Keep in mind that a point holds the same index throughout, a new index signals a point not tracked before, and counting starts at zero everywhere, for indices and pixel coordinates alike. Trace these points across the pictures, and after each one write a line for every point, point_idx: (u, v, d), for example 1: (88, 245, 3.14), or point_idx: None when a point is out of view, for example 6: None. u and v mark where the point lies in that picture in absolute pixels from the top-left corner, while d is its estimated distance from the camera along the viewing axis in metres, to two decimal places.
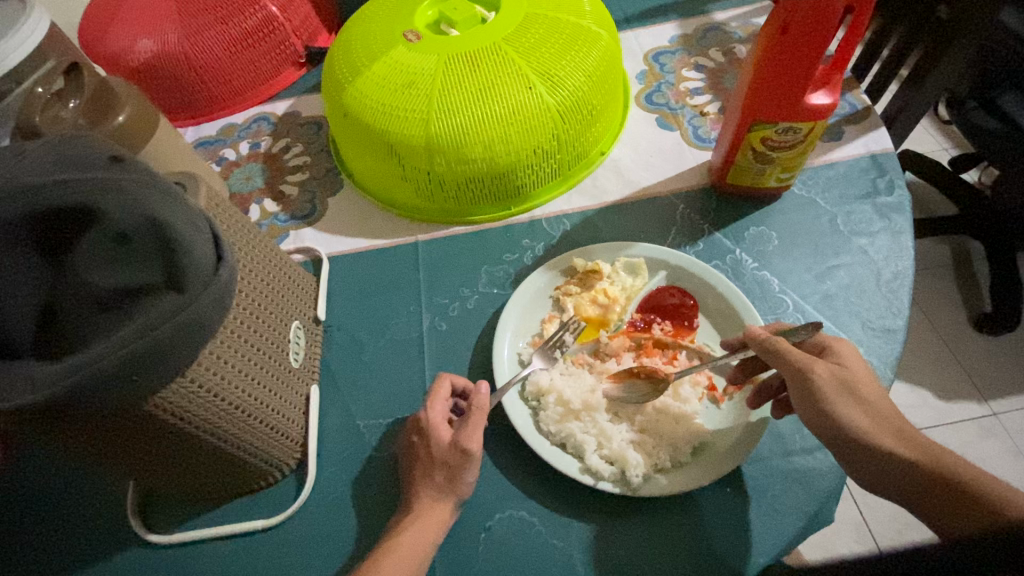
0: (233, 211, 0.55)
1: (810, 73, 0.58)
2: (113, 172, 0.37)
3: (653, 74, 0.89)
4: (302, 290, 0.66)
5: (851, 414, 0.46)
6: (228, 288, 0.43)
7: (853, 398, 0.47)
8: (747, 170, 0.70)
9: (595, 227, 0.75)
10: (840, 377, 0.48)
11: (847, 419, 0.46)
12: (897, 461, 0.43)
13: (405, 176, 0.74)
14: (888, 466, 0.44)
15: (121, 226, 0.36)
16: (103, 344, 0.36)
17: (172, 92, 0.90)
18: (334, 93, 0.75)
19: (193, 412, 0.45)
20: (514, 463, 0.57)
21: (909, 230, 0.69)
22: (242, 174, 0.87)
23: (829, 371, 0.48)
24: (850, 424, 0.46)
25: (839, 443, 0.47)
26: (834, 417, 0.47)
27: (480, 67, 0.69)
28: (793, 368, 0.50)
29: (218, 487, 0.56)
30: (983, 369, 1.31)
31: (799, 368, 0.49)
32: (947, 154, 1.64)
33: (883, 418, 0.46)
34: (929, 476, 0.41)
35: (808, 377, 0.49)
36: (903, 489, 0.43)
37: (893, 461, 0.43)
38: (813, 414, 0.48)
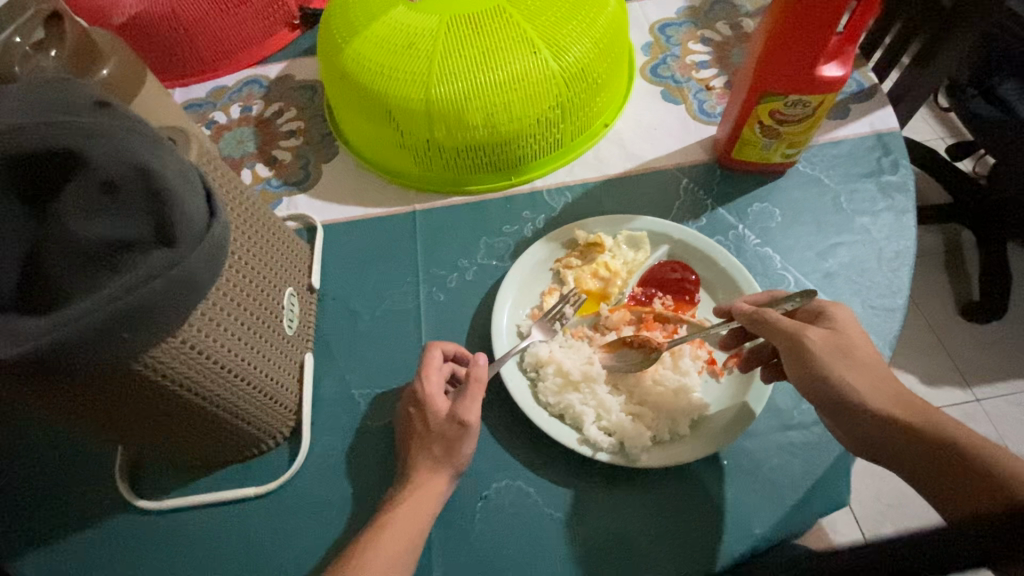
0: (226, 170, 0.52)
1: (822, 44, 0.56)
2: (101, 118, 0.35)
3: (659, 46, 0.87)
4: (296, 256, 0.64)
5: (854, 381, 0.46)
6: (221, 246, 0.41)
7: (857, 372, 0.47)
8: (753, 143, 0.69)
9: (597, 200, 0.73)
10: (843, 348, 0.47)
11: (847, 385, 0.46)
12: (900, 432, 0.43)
13: (403, 142, 0.72)
14: (888, 436, 0.44)
15: (108, 174, 0.34)
16: (90, 298, 0.34)
17: (160, 51, 0.86)
18: (331, 54, 0.72)
19: (184, 373, 0.43)
20: (512, 434, 0.56)
21: (912, 209, 0.69)
22: (233, 138, 0.84)
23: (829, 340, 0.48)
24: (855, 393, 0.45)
25: (837, 409, 0.46)
26: (835, 387, 0.46)
27: (483, 29, 0.67)
28: (789, 338, 0.49)
29: (209, 453, 0.55)
30: (968, 355, 1.33)
31: (797, 339, 0.49)
32: (943, 143, 1.64)
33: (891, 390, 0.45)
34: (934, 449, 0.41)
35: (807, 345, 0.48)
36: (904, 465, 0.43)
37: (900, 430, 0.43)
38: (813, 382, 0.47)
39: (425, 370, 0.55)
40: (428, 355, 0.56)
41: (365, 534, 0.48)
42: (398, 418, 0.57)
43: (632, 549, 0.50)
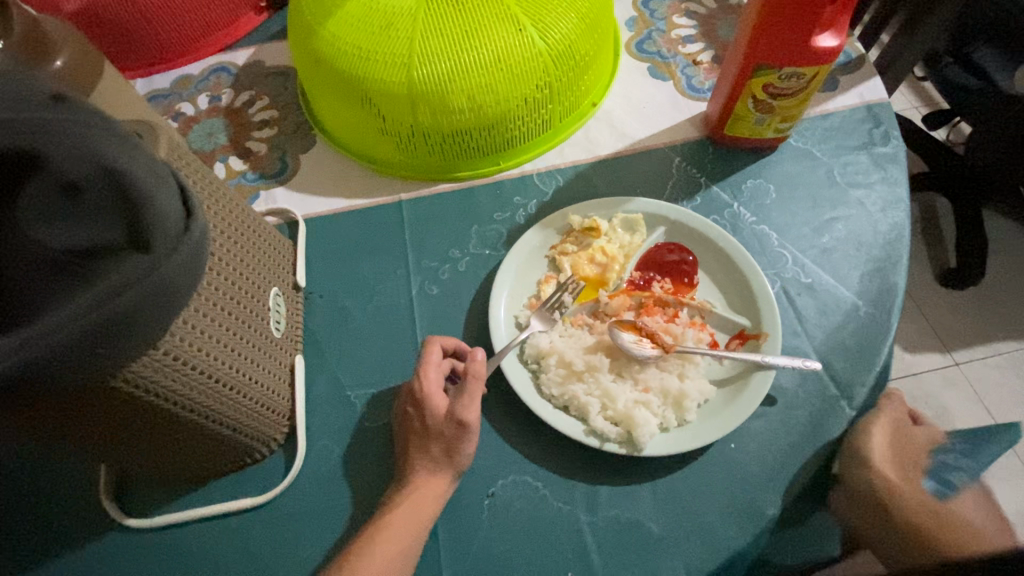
0: (199, 166, 0.49)
1: (818, 14, 0.55)
2: (57, 112, 0.32)
3: (643, 20, 0.85)
4: (279, 254, 0.61)
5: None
6: (201, 249, 0.38)
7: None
8: (746, 119, 0.67)
9: (589, 183, 0.71)
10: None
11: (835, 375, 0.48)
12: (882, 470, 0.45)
13: (385, 129, 0.68)
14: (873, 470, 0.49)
15: (71, 175, 0.31)
16: (58, 313, 0.31)
17: (117, 39, 0.81)
18: (303, 38, 0.68)
19: (168, 386, 0.41)
20: (515, 428, 0.55)
21: (905, 179, 0.68)
22: (203, 130, 0.79)
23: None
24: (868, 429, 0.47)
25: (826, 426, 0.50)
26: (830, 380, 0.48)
27: (465, 5, 0.63)
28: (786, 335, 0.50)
29: (199, 465, 0.52)
30: (948, 321, 1.36)
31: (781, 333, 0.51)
32: (918, 112, 1.65)
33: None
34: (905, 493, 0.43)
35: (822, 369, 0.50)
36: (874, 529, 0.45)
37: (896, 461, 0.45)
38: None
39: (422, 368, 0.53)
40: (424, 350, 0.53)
41: (366, 538, 0.47)
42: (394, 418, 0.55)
43: (641, 538, 0.49)
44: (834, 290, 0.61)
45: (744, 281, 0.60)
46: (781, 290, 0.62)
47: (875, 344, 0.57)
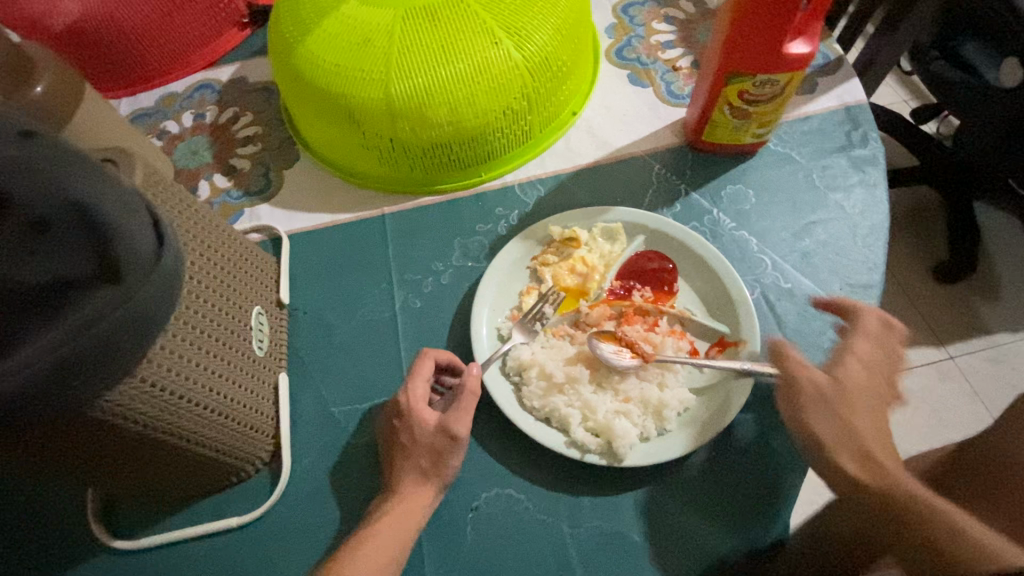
0: (177, 190, 0.50)
1: (789, 22, 0.55)
2: (24, 150, 0.32)
3: (623, 27, 0.85)
4: (261, 273, 0.61)
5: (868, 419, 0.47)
6: (174, 275, 0.39)
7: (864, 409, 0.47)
8: (724, 126, 0.68)
9: (570, 192, 0.72)
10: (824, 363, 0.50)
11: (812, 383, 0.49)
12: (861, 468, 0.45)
13: (366, 144, 0.69)
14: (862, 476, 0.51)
15: (40, 211, 0.31)
16: (32, 347, 0.32)
17: (100, 59, 0.81)
18: (282, 56, 0.69)
19: (148, 412, 0.41)
20: (498, 441, 0.55)
21: (883, 182, 0.69)
22: (187, 148, 0.80)
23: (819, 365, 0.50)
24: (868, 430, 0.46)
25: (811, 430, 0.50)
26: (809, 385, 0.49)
27: (441, 21, 0.64)
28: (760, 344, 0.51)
29: (186, 485, 0.53)
30: (941, 315, 1.37)
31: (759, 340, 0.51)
32: (908, 106, 1.65)
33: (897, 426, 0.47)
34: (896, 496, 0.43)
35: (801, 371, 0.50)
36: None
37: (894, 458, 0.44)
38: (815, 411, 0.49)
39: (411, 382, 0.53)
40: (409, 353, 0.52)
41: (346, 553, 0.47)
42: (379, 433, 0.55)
43: (624, 547, 0.50)
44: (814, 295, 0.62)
45: (724, 288, 0.60)
46: (761, 296, 0.62)
47: None
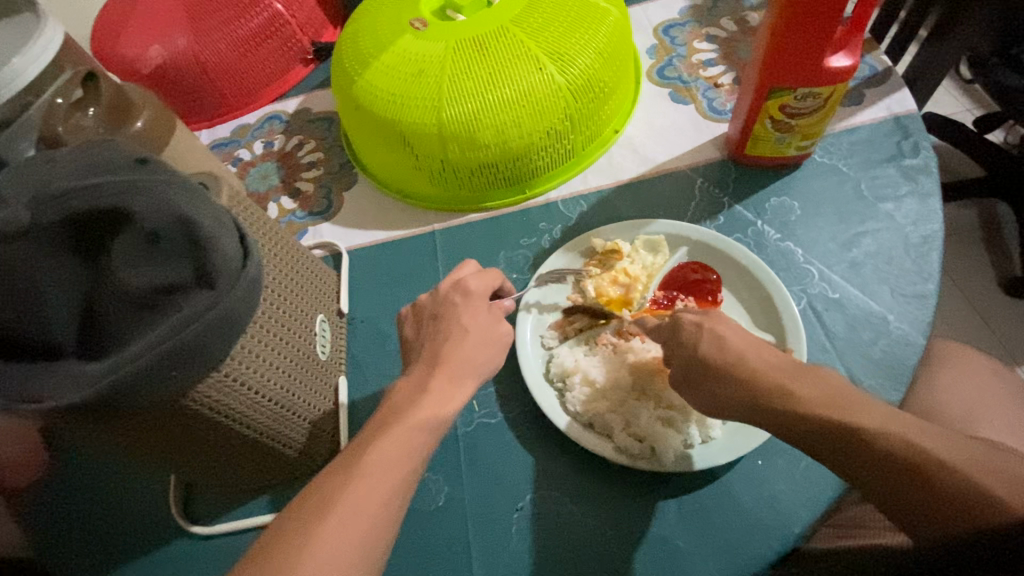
0: (254, 208, 0.55)
1: (828, 37, 0.56)
2: (142, 174, 0.38)
3: (664, 47, 0.87)
4: (324, 284, 0.66)
5: (794, 391, 0.43)
6: (257, 283, 0.43)
7: (786, 386, 0.44)
8: (765, 139, 0.68)
9: (613, 207, 0.74)
10: (725, 343, 0.48)
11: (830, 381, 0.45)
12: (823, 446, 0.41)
13: (419, 166, 0.74)
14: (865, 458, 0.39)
15: (153, 226, 0.37)
16: (142, 341, 0.37)
17: (186, 96, 0.91)
18: (345, 87, 0.75)
19: (228, 404, 0.46)
20: (542, 445, 0.58)
21: (937, 191, 0.67)
22: (258, 173, 0.88)
23: (720, 347, 0.48)
24: (801, 402, 0.42)
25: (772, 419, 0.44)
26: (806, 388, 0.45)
27: (489, 50, 0.69)
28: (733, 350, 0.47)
29: (255, 477, 0.58)
30: (1014, 333, 1.28)
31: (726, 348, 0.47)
32: (970, 116, 1.58)
33: (825, 385, 0.43)
34: (884, 471, 0.38)
35: (724, 359, 0.46)
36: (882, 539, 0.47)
37: (841, 431, 0.40)
38: (739, 397, 0.45)
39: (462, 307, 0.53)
40: (457, 315, 0.53)
41: None
42: (407, 328, 0.56)
43: (668, 552, 0.51)
44: (864, 305, 0.61)
45: (767, 296, 0.60)
46: (808, 306, 0.62)
47: (906, 361, 0.57)
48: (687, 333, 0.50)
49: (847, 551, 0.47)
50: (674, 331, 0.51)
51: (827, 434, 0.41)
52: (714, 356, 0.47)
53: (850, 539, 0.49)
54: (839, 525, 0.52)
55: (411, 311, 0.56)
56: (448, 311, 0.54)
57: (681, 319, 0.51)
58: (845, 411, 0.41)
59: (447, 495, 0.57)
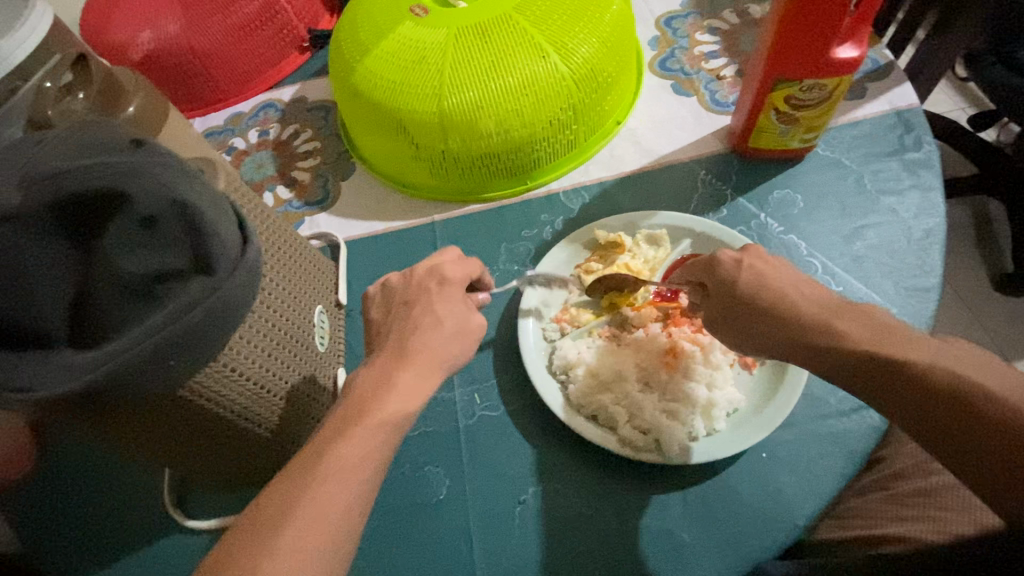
0: (252, 195, 0.54)
1: (836, 27, 0.56)
2: (136, 156, 0.36)
3: (666, 39, 0.87)
4: (322, 273, 0.65)
5: (841, 324, 0.43)
6: (256, 270, 0.42)
7: (832, 322, 0.44)
8: (769, 132, 0.68)
9: (615, 199, 0.73)
10: (765, 280, 0.48)
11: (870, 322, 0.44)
12: (873, 383, 0.40)
13: (418, 155, 0.73)
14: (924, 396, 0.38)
15: (148, 210, 0.35)
16: (136, 329, 0.36)
17: (179, 82, 0.89)
18: (343, 75, 0.73)
19: (224, 395, 0.45)
20: (543, 438, 0.57)
21: (939, 185, 0.67)
22: (253, 162, 0.86)
23: (759, 282, 0.48)
24: (848, 338, 0.42)
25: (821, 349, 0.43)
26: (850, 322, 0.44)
27: (491, 38, 0.68)
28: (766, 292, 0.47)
29: (251, 471, 0.56)
30: (1003, 329, 1.30)
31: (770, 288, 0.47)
32: (964, 114, 1.59)
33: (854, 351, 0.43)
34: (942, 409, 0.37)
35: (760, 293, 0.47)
36: (885, 528, 0.49)
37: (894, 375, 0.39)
38: (781, 336, 0.46)
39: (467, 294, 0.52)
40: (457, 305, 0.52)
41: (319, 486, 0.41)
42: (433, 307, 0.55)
43: (673, 545, 0.51)
44: (867, 299, 0.61)
45: None
46: None
47: None
48: (725, 270, 0.49)
49: (851, 545, 0.49)
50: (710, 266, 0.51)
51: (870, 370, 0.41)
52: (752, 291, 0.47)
53: (854, 530, 0.51)
54: (841, 516, 0.53)
55: (440, 287, 0.55)
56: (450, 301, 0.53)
57: (718, 257, 0.51)
58: (897, 347, 0.40)
59: (448, 488, 0.56)
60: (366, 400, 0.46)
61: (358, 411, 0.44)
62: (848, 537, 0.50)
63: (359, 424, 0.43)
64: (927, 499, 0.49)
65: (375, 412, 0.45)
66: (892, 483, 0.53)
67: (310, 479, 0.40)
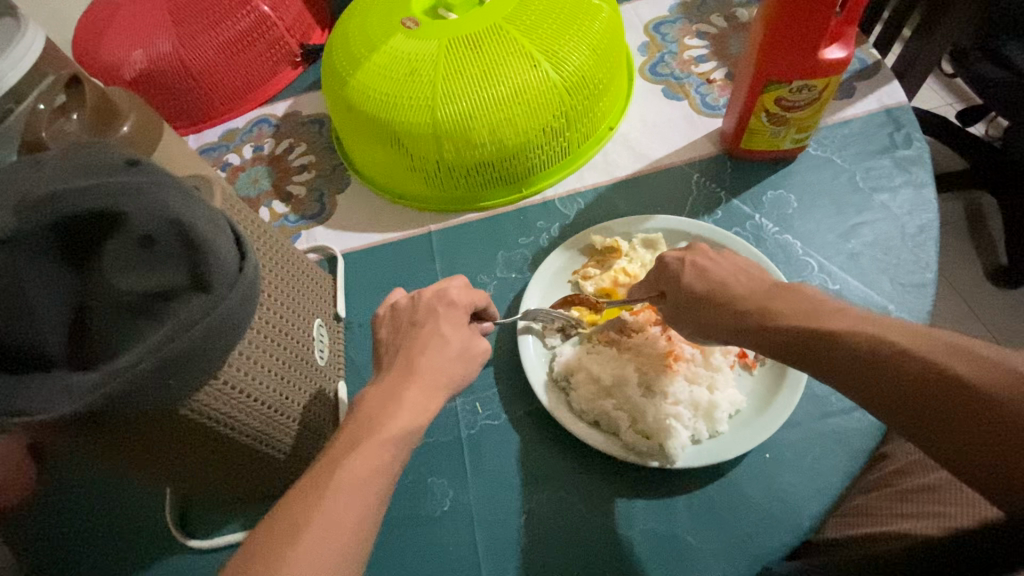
0: (248, 210, 0.54)
1: (823, 28, 0.56)
2: (133, 176, 0.36)
3: (656, 45, 0.87)
4: (320, 287, 0.65)
5: (774, 308, 0.46)
6: (255, 287, 0.41)
7: (766, 305, 0.46)
8: (761, 133, 0.69)
9: (611, 204, 0.74)
10: (706, 274, 0.51)
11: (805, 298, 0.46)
12: (826, 363, 0.42)
13: (413, 166, 0.73)
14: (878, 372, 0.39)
15: (146, 230, 0.35)
16: (135, 349, 0.35)
17: (173, 101, 0.90)
18: (336, 88, 0.74)
19: (225, 412, 0.45)
20: (546, 445, 0.57)
21: (931, 181, 0.68)
22: (248, 178, 0.86)
23: (702, 278, 0.51)
24: (778, 321, 0.44)
25: (757, 332, 0.46)
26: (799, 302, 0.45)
27: (483, 49, 0.68)
28: (707, 285, 0.50)
29: (254, 488, 0.56)
30: (1000, 320, 1.30)
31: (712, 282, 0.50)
32: (952, 109, 1.61)
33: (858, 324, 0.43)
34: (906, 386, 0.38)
35: (706, 286, 0.50)
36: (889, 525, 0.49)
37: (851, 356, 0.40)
38: (724, 325, 0.48)
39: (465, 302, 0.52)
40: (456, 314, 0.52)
41: None
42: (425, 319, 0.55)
43: (679, 549, 0.50)
44: (864, 296, 0.61)
45: None
46: None
47: None
48: (671, 269, 0.53)
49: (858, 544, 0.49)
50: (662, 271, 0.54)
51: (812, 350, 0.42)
52: (696, 286, 0.50)
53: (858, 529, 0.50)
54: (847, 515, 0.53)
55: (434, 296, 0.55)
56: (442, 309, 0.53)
57: (665, 259, 0.54)
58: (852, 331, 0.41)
59: (452, 499, 0.56)
60: (368, 413, 0.46)
61: (359, 427, 0.44)
62: (854, 536, 0.50)
63: (360, 437, 0.43)
64: (931, 495, 0.49)
65: (372, 427, 0.44)
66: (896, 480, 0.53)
67: (312, 495, 0.40)
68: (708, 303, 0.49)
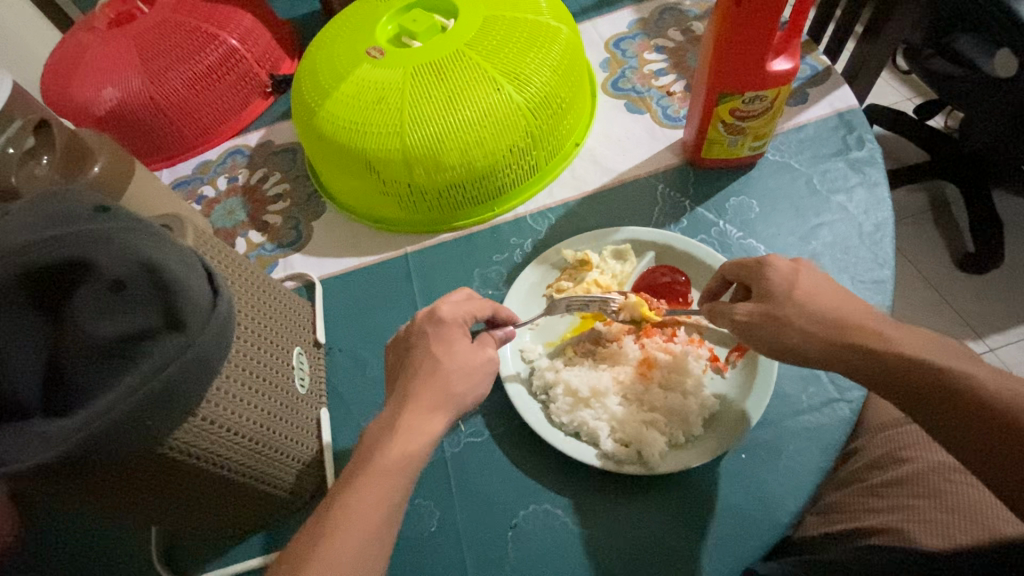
0: (222, 246, 0.55)
1: (767, 43, 0.59)
2: (102, 223, 0.37)
3: (617, 61, 0.90)
4: (298, 316, 0.66)
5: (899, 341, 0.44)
6: (228, 323, 0.42)
7: (886, 332, 0.45)
8: (720, 143, 0.71)
9: (581, 218, 0.76)
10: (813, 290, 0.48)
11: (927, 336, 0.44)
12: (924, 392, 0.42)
13: (386, 191, 0.74)
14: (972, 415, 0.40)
15: (116, 275, 0.36)
16: (111, 393, 0.36)
17: (144, 137, 0.90)
18: (306, 119, 0.75)
19: (206, 448, 0.45)
20: (528, 459, 0.58)
21: (884, 180, 0.71)
22: (223, 209, 0.87)
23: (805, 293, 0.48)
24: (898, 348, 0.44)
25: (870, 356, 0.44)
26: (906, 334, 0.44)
27: (446, 74, 0.70)
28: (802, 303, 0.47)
29: (240, 521, 0.57)
30: (971, 306, 1.34)
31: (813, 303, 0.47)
32: (911, 104, 1.66)
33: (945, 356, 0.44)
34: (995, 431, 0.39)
35: (810, 302, 0.47)
36: (864, 520, 0.52)
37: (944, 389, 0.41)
38: (822, 341, 0.46)
39: (440, 325, 0.53)
40: (429, 335, 0.53)
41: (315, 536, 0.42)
42: (392, 344, 0.56)
43: (663, 554, 0.52)
44: None
45: None
46: None
47: None
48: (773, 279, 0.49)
49: (838, 539, 0.51)
50: (763, 271, 0.50)
51: (938, 389, 0.41)
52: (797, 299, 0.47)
53: (837, 524, 0.53)
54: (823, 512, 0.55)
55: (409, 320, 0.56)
56: (415, 332, 0.54)
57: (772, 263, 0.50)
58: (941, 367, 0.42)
59: (440, 519, 0.56)
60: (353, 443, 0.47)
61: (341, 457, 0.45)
62: (837, 531, 0.52)
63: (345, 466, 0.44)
64: (903, 489, 0.52)
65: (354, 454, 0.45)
66: (867, 475, 0.55)
67: None
68: (815, 322, 0.47)
